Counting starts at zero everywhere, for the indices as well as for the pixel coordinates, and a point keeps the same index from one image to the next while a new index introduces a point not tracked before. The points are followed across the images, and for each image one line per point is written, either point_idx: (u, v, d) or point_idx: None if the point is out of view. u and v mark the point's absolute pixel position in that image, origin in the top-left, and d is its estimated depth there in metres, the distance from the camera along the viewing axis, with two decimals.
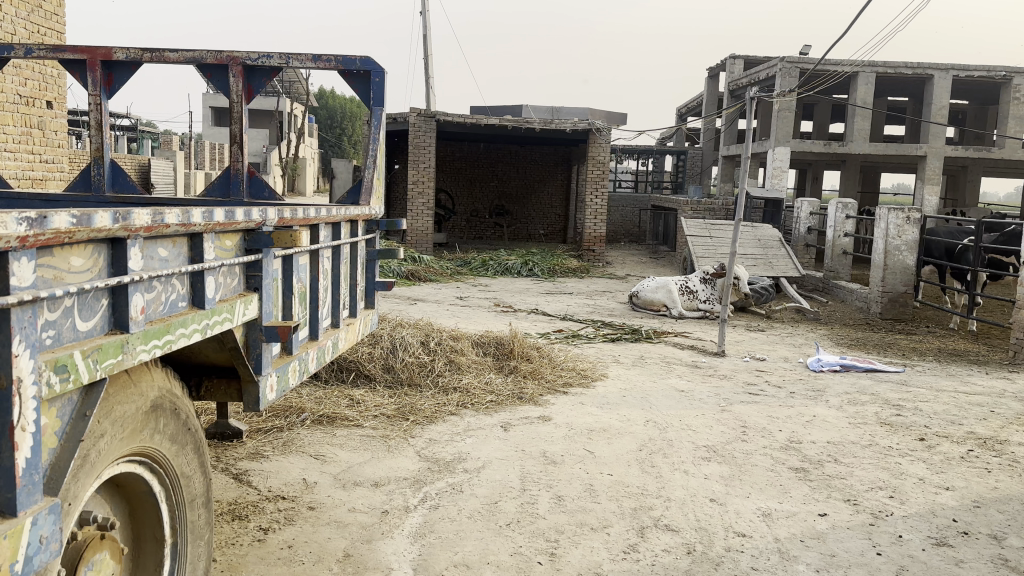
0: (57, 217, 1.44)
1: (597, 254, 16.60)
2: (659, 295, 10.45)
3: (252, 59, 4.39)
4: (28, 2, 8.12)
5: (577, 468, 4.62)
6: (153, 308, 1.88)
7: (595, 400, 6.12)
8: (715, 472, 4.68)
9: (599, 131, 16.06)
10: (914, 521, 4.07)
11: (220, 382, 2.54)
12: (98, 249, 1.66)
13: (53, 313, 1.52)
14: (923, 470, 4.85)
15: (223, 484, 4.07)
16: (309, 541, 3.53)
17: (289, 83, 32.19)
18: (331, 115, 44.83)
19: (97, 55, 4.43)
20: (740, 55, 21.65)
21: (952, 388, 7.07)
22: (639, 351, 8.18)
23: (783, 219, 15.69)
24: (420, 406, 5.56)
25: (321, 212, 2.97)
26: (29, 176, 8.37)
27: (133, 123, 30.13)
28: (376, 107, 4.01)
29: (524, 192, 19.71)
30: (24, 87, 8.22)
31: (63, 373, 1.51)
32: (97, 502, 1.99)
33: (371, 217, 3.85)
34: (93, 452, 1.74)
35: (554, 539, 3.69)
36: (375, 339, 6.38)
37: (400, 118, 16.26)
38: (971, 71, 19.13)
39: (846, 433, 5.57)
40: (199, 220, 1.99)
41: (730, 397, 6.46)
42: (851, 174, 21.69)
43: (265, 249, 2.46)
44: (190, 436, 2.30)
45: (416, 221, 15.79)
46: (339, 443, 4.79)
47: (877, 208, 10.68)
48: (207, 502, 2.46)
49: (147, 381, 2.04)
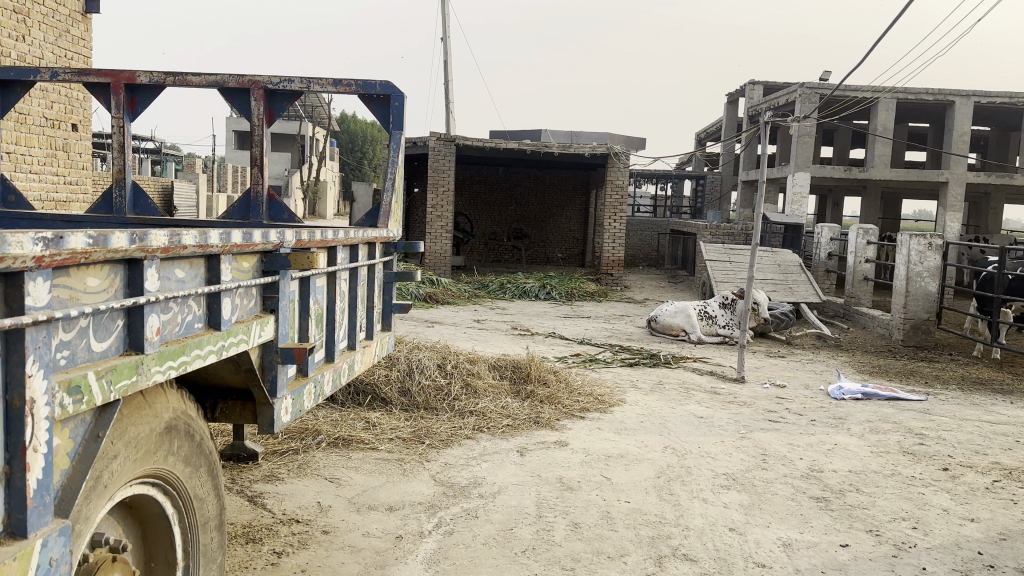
0: (73, 238, 1.45)
1: (616, 278, 16.50)
2: (678, 320, 10.36)
3: (274, 83, 4.46)
4: (56, 27, 8.32)
5: (594, 494, 4.55)
6: (169, 329, 1.89)
7: (611, 426, 6.04)
8: (735, 501, 4.59)
9: (618, 156, 16.08)
10: (938, 553, 3.97)
11: (235, 405, 2.53)
12: (115, 269, 1.67)
13: (68, 333, 1.52)
14: (948, 501, 4.73)
15: (238, 507, 4.06)
16: (322, 565, 3.50)
17: (312, 107, 32.71)
18: (352, 140, 45.33)
19: (122, 79, 4.52)
20: (759, 81, 21.70)
21: (977, 417, 6.93)
22: (658, 376, 8.08)
23: (803, 244, 15.56)
24: (436, 430, 5.51)
25: (339, 234, 2.97)
26: (54, 198, 8.54)
27: (158, 146, 30.68)
28: (395, 130, 4.03)
29: (542, 215, 19.77)
30: (51, 110, 8.38)
31: (76, 394, 1.52)
32: (110, 525, 1.98)
33: (389, 239, 3.85)
34: (106, 474, 1.73)
35: (570, 567, 3.62)
36: (392, 361, 6.37)
37: (419, 142, 16.37)
38: (994, 97, 18.95)
39: (869, 462, 5.47)
40: (217, 241, 1.98)
41: (750, 424, 6.36)
42: (872, 201, 21.52)
43: (282, 270, 2.45)
44: (204, 460, 2.29)
45: (434, 244, 15.86)
46: (354, 467, 4.76)
47: (898, 234, 10.47)
48: (220, 525, 2.44)
49: (162, 402, 2.04)
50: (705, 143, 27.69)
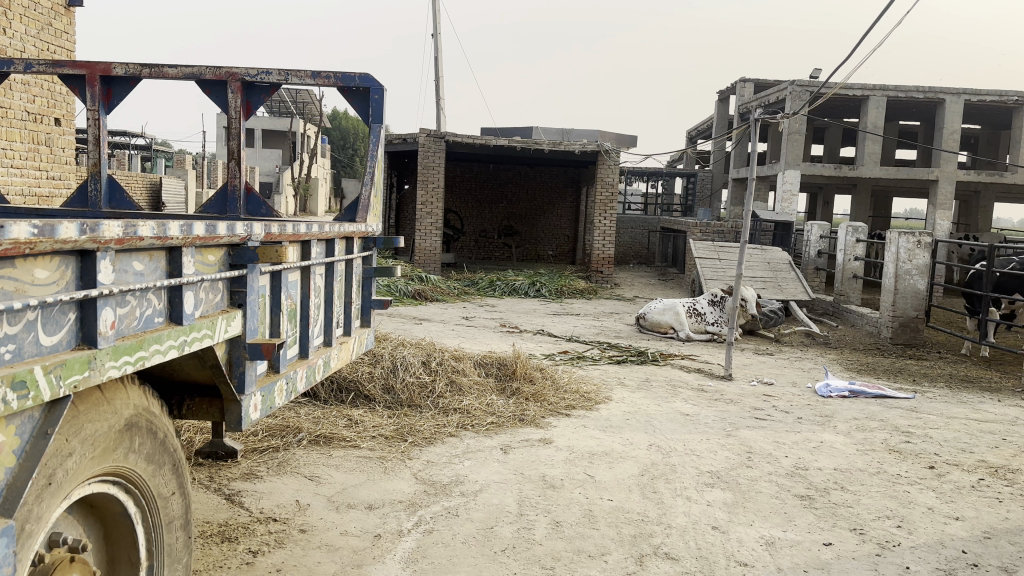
0: (16, 228, 1.40)
1: (606, 275, 16.46)
2: (666, 317, 10.33)
3: (251, 75, 4.40)
4: (39, 20, 8.23)
5: (577, 493, 4.51)
6: (126, 323, 1.83)
7: (597, 423, 6.00)
8: (718, 499, 4.56)
9: (609, 153, 16.01)
10: (922, 552, 3.95)
11: (202, 401, 2.47)
12: (65, 261, 1.61)
13: (14, 326, 1.47)
14: (933, 500, 4.72)
15: (214, 505, 4.00)
16: (297, 565, 3.45)
17: (302, 103, 32.57)
18: (344, 136, 45.14)
19: (97, 71, 4.45)
20: (750, 79, 21.72)
21: (964, 415, 6.93)
22: (645, 373, 8.06)
23: (793, 242, 15.57)
24: (419, 427, 5.47)
25: (312, 228, 2.91)
26: (35, 193, 8.43)
27: (148, 143, 30.49)
28: (375, 124, 3.98)
29: (532, 213, 19.71)
30: (32, 104, 8.29)
31: (21, 390, 1.47)
32: (69, 524, 1.92)
33: (367, 234, 3.81)
34: (59, 472, 1.68)
35: (550, 566, 3.58)
36: (375, 357, 6.32)
37: (410, 138, 16.28)
38: (983, 95, 18.98)
39: (854, 460, 5.45)
40: (177, 233, 1.93)
41: (737, 422, 6.33)
42: (863, 199, 21.57)
43: (250, 265, 2.40)
44: (169, 458, 2.24)
45: (424, 241, 15.79)
46: (335, 465, 4.71)
47: (887, 231, 10.37)
48: (186, 524, 2.38)
49: (122, 399, 1.99)
50: (697, 140, 27.70)
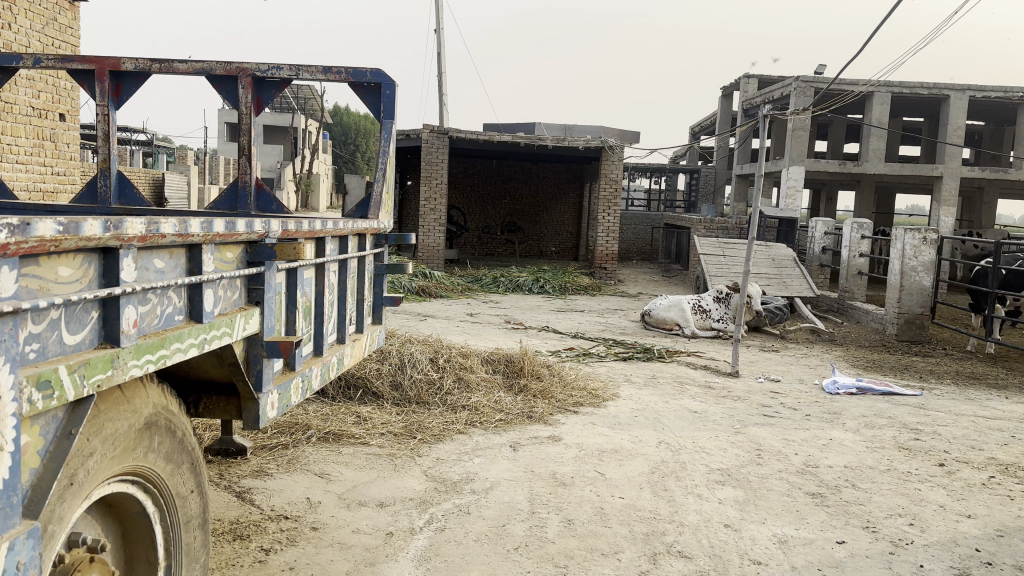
0: (41, 225, 1.37)
1: (609, 271, 16.41)
2: (672, 314, 10.31)
3: (262, 70, 4.37)
4: (44, 15, 8.19)
5: (587, 490, 4.49)
6: (147, 321, 1.81)
7: (605, 421, 5.98)
8: (730, 496, 4.54)
9: (611, 149, 15.93)
10: (935, 550, 3.93)
11: (217, 400, 2.44)
12: (89, 258, 1.59)
13: (38, 325, 1.45)
14: (944, 498, 4.69)
15: (225, 502, 3.99)
16: (310, 563, 3.43)
17: (304, 99, 32.51)
18: (344, 132, 45.08)
19: (106, 66, 4.42)
20: (754, 74, 21.67)
21: (972, 412, 6.90)
22: (652, 370, 8.04)
23: (797, 239, 15.54)
24: (427, 424, 5.45)
25: (327, 225, 2.89)
26: (41, 188, 8.40)
27: (149, 139, 30.43)
28: (386, 120, 3.95)
29: (534, 209, 19.69)
30: (38, 99, 8.26)
31: (45, 390, 1.44)
32: (87, 523, 1.90)
33: (379, 230, 3.78)
34: (81, 473, 1.66)
35: (564, 564, 3.56)
36: (383, 354, 6.30)
37: (413, 135, 16.24)
38: (988, 92, 18.92)
39: (864, 457, 5.42)
40: (198, 230, 1.91)
41: (745, 419, 6.31)
42: (866, 195, 21.50)
43: (267, 262, 2.39)
44: (186, 456, 2.22)
45: (426, 237, 15.76)
46: (345, 462, 4.69)
47: (892, 228, 10.44)
48: (203, 523, 2.36)
49: (141, 398, 1.97)
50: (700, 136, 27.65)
